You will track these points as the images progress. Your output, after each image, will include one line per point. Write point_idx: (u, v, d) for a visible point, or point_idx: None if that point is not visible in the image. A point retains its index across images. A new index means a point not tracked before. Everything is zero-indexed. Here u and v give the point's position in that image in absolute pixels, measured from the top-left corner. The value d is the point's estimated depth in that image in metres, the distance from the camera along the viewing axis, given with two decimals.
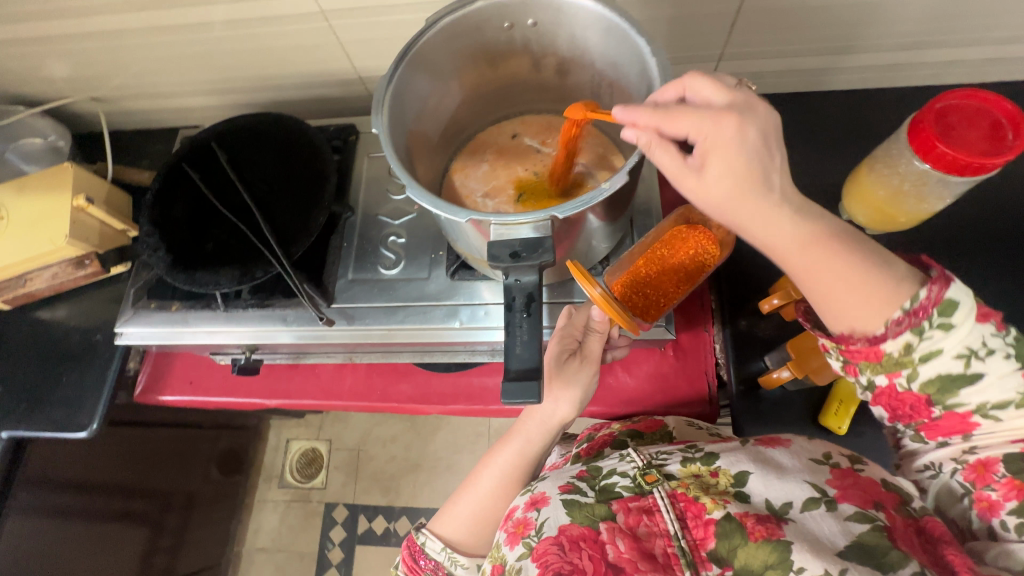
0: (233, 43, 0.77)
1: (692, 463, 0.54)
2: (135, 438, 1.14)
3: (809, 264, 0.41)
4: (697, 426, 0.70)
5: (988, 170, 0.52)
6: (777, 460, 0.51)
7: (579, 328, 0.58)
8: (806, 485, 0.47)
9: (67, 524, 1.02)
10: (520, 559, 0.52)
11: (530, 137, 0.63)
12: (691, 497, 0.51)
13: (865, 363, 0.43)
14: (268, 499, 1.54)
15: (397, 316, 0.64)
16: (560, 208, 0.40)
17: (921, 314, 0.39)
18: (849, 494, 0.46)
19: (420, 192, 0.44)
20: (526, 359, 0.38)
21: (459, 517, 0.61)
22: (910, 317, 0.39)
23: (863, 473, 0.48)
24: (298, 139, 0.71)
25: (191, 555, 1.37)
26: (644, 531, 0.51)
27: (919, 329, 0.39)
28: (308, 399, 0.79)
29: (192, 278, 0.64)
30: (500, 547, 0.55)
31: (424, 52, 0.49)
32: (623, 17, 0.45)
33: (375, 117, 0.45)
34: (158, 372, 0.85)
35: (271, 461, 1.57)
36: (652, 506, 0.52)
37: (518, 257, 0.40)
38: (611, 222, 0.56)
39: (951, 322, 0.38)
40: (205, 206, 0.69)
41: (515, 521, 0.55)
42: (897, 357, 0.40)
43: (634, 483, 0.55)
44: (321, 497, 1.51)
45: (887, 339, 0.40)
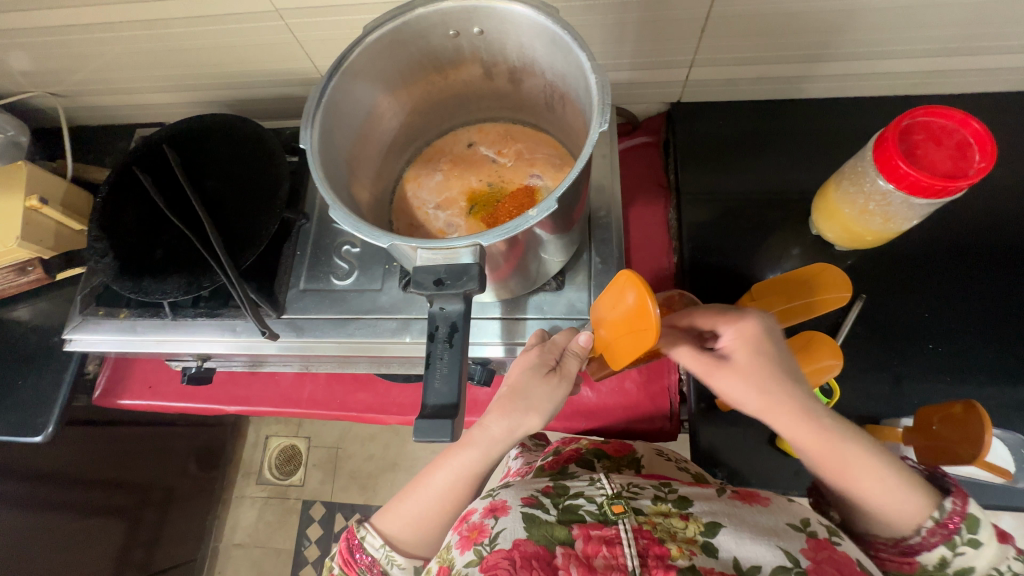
0: (190, 39, 0.75)
1: (663, 503, 0.55)
2: (107, 437, 1.13)
3: (841, 477, 0.46)
4: (665, 457, 0.71)
5: (951, 191, 0.50)
6: (755, 520, 0.51)
7: (557, 348, 0.56)
8: (779, 552, 0.47)
9: (35, 523, 1.01)
10: (468, 566, 0.51)
11: (486, 146, 0.61)
12: (656, 538, 0.50)
13: (897, 569, 0.48)
14: (247, 495, 1.54)
15: (348, 329, 0.63)
16: (486, 235, 0.38)
17: (952, 527, 0.44)
18: (823, 567, 0.46)
19: (348, 212, 0.42)
20: (445, 395, 0.36)
21: (403, 517, 0.59)
22: (941, 531, 0.45)
23: (839, 549, 0.48)
24: (253, 143, 0.69)
25: (168, 551, 1.37)
26: (600, 562, 0.49)
27: (950, 542, 0.45)
28: (267, 407, 0.78)
29: (139, 286, 0.63)
30: (449, 548, 0.55)
31: (362, 62, 0.47)
32: (565, 28, 0.42)
33: (305, 132, 0.43)
34: (118, 375, 0.84)
35: (250, 457, 1.57)
36: (613, 537, 0.51)
37: (441, 284, 0.38)
38: (563, 234, 0.54)
39: (977, 537, 0.44)
40: (157, 211, 0.67)
41: (470, 525, 0.55)
42: (931, 568, 0.46)
43: (600, 511, 0.54)
44: (299, 494, 1.51)
45: (922, 551, 0.46)
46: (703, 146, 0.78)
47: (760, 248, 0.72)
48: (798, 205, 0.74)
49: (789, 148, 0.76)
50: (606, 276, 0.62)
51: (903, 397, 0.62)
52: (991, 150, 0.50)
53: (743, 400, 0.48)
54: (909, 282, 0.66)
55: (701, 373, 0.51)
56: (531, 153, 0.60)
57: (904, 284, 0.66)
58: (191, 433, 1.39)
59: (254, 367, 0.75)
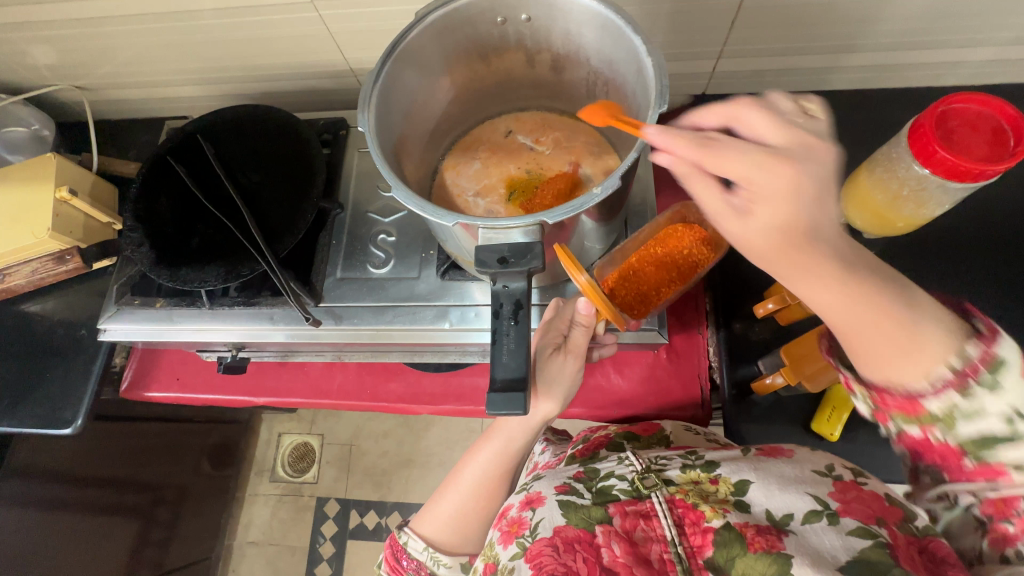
0: (221, 31, 0.75)
1: (691, 470, 0.55)
2: (125, 433, 1.12)
3: (867, 313, 0.36)
4: (694, 430, 0.69)
5: (988, 176, 0.51)
6: (781, 471, 0.51)
7: (564, 321, 0.56)
8: (808, 497, 0.47)
9: (57, 519, 1.01)
10: (513, 559, 0.52)
11: (525, 135, 0.62)
12: (689, 504, 0.51)
13: (900, 415, 0.38)
14: (260, 493, 1.53)
15: (386, 316, 0.63)
16: (552, 213, 0.38)
17: (974, 374, 0.35)
18: (852, 509, 0.46)
19: (407, 193, 0.43)
20: (513, 368, 0.37)
21: (441, 517, 0.61)
22: (958, 379, 0.35)
23: (866, 487, 0.48)
24: (287, 133, 0.69)
25: (183, 548, 1.36)
26: (640, 535, 0.50)
27: (966, 387, 0.35)
28: (296, 398, 0.78)
29: (178, 275, 0.63)
30: (492, 545, 0.55)
31: (413, 48, 0.48)
32: (618, 14, 0.43)
33: (362, 115, 0.44)
34: (144, 368, 0.84)
35: (263, 455, 1.56)
36: (649, 510, 0.52)
37: (506, 263, 0.39)
38: (606, 223, 0.55)
39: (999, 380, 0.34)
40: (192, 201, 0.67)
41: (509, 520, 0.55)
42: (939, 415, 0.36)
43: (632, 487, 0.55)
44: (313, 491, 1.50)
45: (931, 398, 0.36)
46: None
47: None
48: None
49: None
50: None
51: None
52: None
53: (778, 208, 0.36)
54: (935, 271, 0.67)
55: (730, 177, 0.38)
56: (569, 142, 0.60)
57: (933, 269, 0.67)
58: (205, 430, 1.38)
59: (286, 357, 0.75)
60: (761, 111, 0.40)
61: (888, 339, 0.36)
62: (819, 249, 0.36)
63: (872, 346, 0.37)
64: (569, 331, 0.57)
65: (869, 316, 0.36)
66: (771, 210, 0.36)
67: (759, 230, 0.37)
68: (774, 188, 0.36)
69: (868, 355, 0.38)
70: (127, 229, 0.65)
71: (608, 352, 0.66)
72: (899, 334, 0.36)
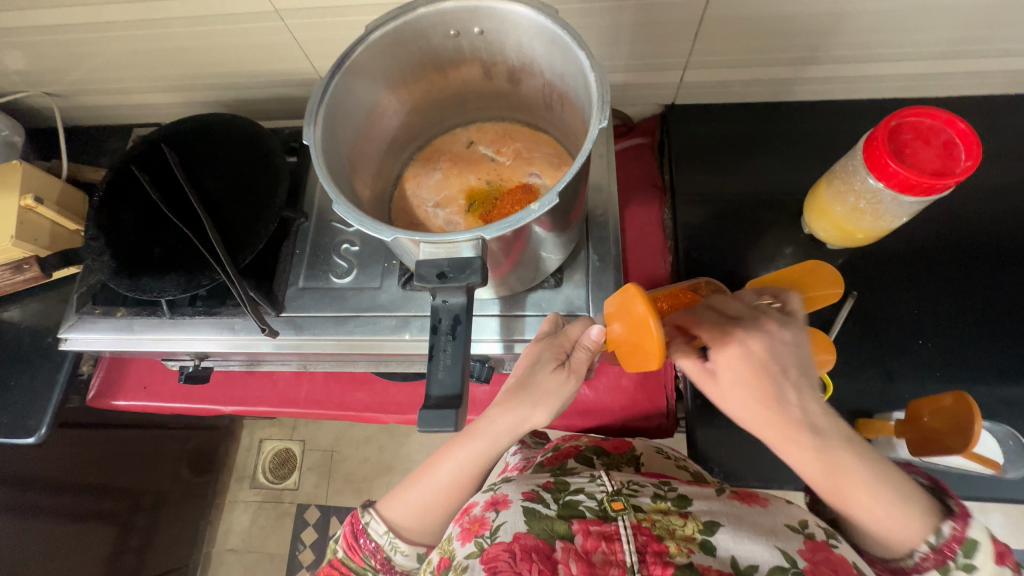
0: (187, 39, 0.75)
1: (662, 501, 0.55)
2: (100, 440, 1.12)
3: (850, 510, 0.45)
4: (664, 453, 0.70)
5: (940, 189, 0.52)
6: (755, 523, 0.51)
7: (569, 340, 0.56)
8: (775, 551, 0.48)
9: (28, 527, 1.00)
10: (468, 557, 0.51)
11: (485, 145, 0.62)
12: (655, 536, 0.51)
13: None
14: (240, 500, 1.52)
15: (347, 326, 0.63)
16: (489, 228, 0.38)
17: (949, 553, 0.42)
18: (819, 569, 0.46)
19: (351, 207, 0.42)
20: (448, 385, 0.37)
21: (408, 506, 0.60)
22: (935, 555, 0.43)
23: (836, 550, 0.48)
24: (252, 142, 0.69)
25: (160, 556, 1.35)
26: (599, 557, 0.49)
27: (944, 567, 0.43)
28: (263, 407, 0.78)
29: (137, 284, 0.62)
30: (450, 541, 0.55)
31: (364, 60, 0.48)
32: (564, 29, 0.43)
33: (308, 128, 0.44)
34: (112, 377, 0.83)
35: (243, 461, 1.56)
36: (613, 533, 0.51)
37: (444, 277, 0.39)
38: (561, 233, 0.55)
39: (972, 563, 0.42)
40: (155, 210, 0.67)
41: (471, 518, 0.55)
42: None
43: (600, 507, 0.55)
44: (293, 498, 1.50)
45: (914, 572, 0.45)
46: (697, 146, 0.79)
47: (754, 247, 0.73)
48: (791, 204, 0.75)
49: (781, 148, 0.77)
50: (602, 274, 0.63)
51: (895, 391, 0.63)
52: (977, 149, 0.51)
53: (766, 431, 0.47)
54: (896, 282, 0.67)
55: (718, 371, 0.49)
56: (529, 152, 0.60)
57: (894, 280, 0.68)
58: (184, 437, 1.38)
59: (251, 366, 0.75)
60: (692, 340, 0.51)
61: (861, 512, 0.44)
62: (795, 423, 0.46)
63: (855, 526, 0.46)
64: (572, 351, 0.56)
65: (840, 479, 0.44)
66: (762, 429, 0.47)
67: (747, 417, 0.48)
68: (747, 413, 0.48)
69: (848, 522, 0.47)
70: (88, 241, 0.65)
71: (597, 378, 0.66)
72: (859, 512, 0.44)
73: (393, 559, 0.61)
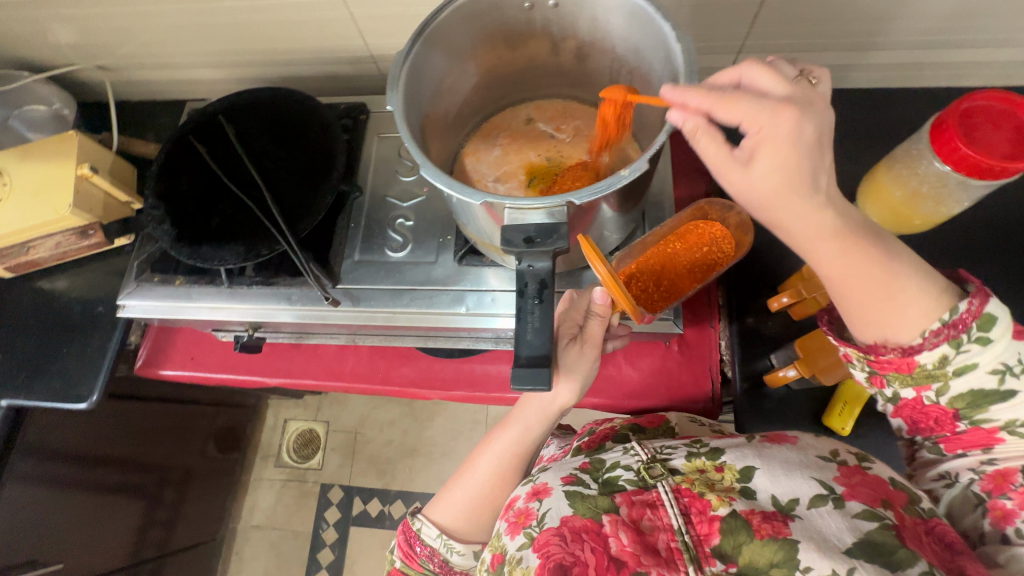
0: (244, 14, 0.76)
1: (697, 458, 0.55)
2: (135, 413, 1.13)
3: (799, 211, 0.40)
4: (700, 422, 0.69)
5: (1008, 173, 0.52)
6: (786, 457, 0.50)
7: (580, 311, 0.57)
8: (814, 482, 0.47)
9: (67, 495, 1.02)
10: (520, 549, 0.52)
11: (545, 122, 0.62)
12: (695, 493, 0.51)
13: (895, 372, 0.44)
14: (265, 478, 1.54)
15: (403, 299, 0.64)
16: (577, 192, 0.39)
17: (961, 327, 0.39)
18: (856, 491, 0.46)
19: (435, 171, 0.43)
20: (537, 346, 0.37)
21: (456, 504, 0.62)
22: (947, 330, 0.40)
23: (870, 472, 0.48)
24: (308, 116, 0.70)
25: (188, 530, 1.37)
26: (647, 524, 0.51)
27: (956, 341, 0.40)
28: (308, 379, 0.79)
29: (198, 252, 0.64)
30: (500, 536, 0.56)
31: (442, 29, 0.48)
32: (649, 0, 0.43)
33: (391, 94, 0.45)
34: (159, 347, 0.84)
35: (268, 440, 1.58)
36: (655, 500, 0.52)
37: (532, 242, 0.39)
38: (626, 212, 0.55)
39: (988, 336, 0.39)
40: (212, 180, 0.68)
41: (516, 511, 0.56)
42: (930, 367, 0.42)
43: (639, 477, 0.55)
44: (317, 478, 1.51)
45: (922, 351, 0.41)
46: None
47: None
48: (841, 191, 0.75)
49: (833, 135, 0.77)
50: None
51: None
52: None
53: (794, 227, 0.42)
54: (949, 271, 0.67)
55: (717, 159, 0.42)
56: (589, 130, 0.61)
57: (948, 269, 0.67)
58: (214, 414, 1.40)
59: (299, 339, 0.76)
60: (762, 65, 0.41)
61: (872, 300, 0.41)
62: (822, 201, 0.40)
63: (870, 294, 0.41)
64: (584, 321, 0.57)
65: (866, 263, 0.41)
66: (767, 152, 0.39)
67: (765, 201, 0.41)
68: (771, 212, 0.41)
69: (860, 304, 0.42)
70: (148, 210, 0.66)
71: (620, 345, 0.65)
72: (879, 302, 0.41)
73: (444, 554, 0.61)
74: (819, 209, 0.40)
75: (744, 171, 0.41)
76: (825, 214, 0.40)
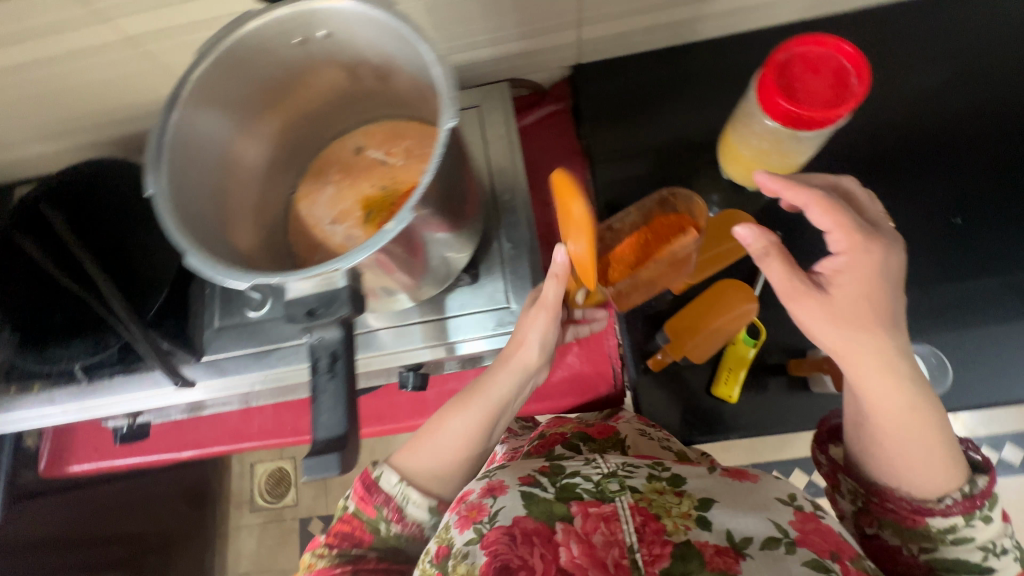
0: (44, 86, 0.69)
1: (657, 480, 0.53)
2: None
3: (868, 340, 0.44)
4: (650, 435, 0.63)
5: (831, 121, 0.50)
6: (751, 498, 0.50)
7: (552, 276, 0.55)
8: (770, 523, 0.47)
9: None
10: (468, 544, 0.48)
11: (374, 149, 0.58)
12: (652, 514, 0.49)
13: (892, 521, 0.47)
14: (243, 525, 1.53)
15: (269, 360, 0.61)
16: (344, 258, 0.37)
17: (979, 503, 0.44)
18: (810, 539, 0.46)
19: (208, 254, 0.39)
20: (330, 428, 0.37)
21: (416, 466, 0.54)
22: (965, 503, 0.44)
23: (824, 520, 0.48)
24: (135, 184, 0.65)
25: None
26: (600, 538, 0.47)
27: (970, 514, 0.44)
28: (218, 446, 0.77)
29: (44, 355, 0.60)
30: (445, 527, 0.51)
31: (204, 88, 0.44)
32: (403, 22, 0.40)
33: (152, 176, 0.41)
34: (61, 444, 0.81)
35: (239, 488, 1.56)
36: (610, 513, 0.49)
37: (313, 316, 0.37)
38: (459, 230, 0.53)
39: (990, 515, 0.44)
40: (47, 275, 0.64)
41: (468, 504, 0.51)
42: (935, 530, 0.45)
43: (595, 489, 0.52)
44: (294, 514, 1.51)
45: (938, 515, 0.44)
46: (609, 106, 0.76)
47: None
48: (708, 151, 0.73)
49: (694, 94, 0.74)
50: (516, 261, 0.61)
51: None
52: (866, 74, 0.50)
53: (856, 357, 0.44)
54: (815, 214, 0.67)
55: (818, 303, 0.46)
56: (421, 148, 0.57)
57: (817, 213, 0.67)
58: (173, 479, 1.37)
59: (195, 411, 0.73)
60: (840, 210, 0.47)
61: (906, 452, 0.44)
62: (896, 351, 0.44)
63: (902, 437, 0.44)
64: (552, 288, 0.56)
65: (916, 415, 0.43)
66: (856, 278, 0.45)
67: (842, 342, 0.45)
68: (835, 341, 0.45)
69: (882, 446, 0.45)
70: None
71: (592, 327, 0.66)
72: (918, 458, 0.44)
73: (403, 531, 0.53)
74: (873, 345, 0.44)
75: (813, 307, 0.46)
76: (881, 353, 0.44)
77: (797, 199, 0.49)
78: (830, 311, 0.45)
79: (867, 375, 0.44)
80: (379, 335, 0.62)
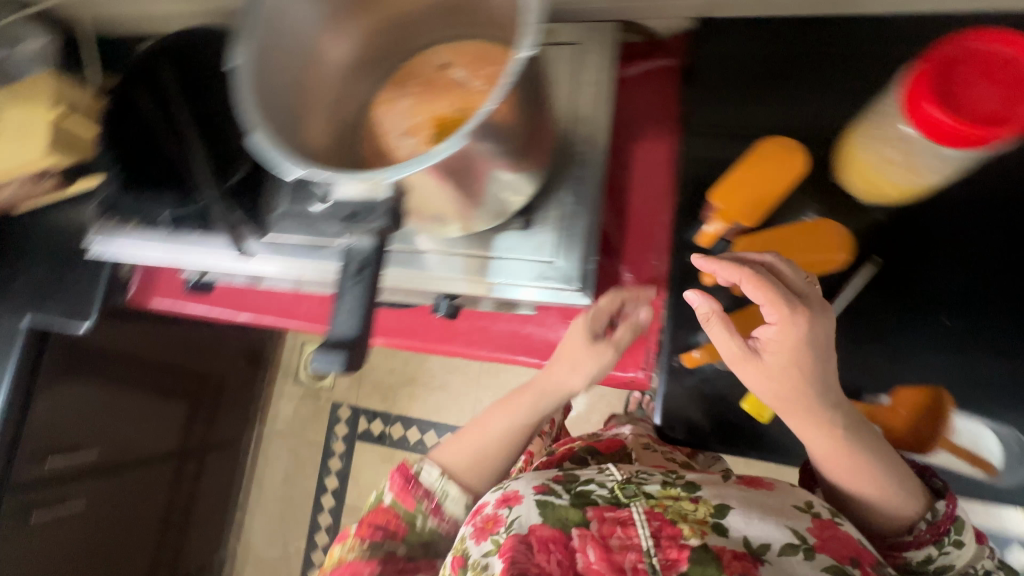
0: None
1: (670, 487, 0.55)
2: (159, 330, 1.27)
3: (793, 394, 0.47)
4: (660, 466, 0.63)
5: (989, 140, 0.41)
6: (771, 511, 0.52)
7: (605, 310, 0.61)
8: (786, 530, 0.50)
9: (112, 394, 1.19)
10: (485, 555, 0.51)
11: (457, 67, 0.56)
12: (668, 520, 0.52)
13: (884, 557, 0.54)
14: (286, 391, 1.72)
15: (319, 254, 0.64)
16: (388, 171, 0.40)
17: (943, 529, 0.50)
18: (829, 545, 0.49)
19: (265, 137, 0.42)
20: (346, 329, 0.44)
21: (464, 454, 0.62)
22: (932, 530, 0.50)
23: (841, 527, 0.51)
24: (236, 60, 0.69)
25: (224, 429, 1.58)
26: (616, 542, 0.51)
27: (939, 542, 0.50)
28: (270, 316, 0.84)
29: (139, 199, 0.68)
30: (463, 540, 0.55)
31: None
32: None
33: (241, 48, 0.44)
34: (151, 276, 0.92)
35: (289, 358, 1.73)
36: (626, 519, 0.52)
37: (354, 217, 0.45)
38: (522, 172, 0.51)
39: (960, 538, 0.50)
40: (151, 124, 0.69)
41: (483, 517, 0.54)
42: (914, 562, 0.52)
43: (611, 495, 0.55)
44: (329, 395, 1.67)
45: (912, 546, 0.51)
46: (727, 74, 0.68)
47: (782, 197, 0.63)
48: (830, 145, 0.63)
49: (826, 78, 0.65)
50: (575, 219, 0.59)
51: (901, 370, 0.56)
52: None
53: (793, 414, 0.49)
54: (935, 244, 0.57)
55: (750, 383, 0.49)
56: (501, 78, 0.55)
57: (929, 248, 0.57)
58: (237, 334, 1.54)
59: (256, 281, 0.79)
60: (763, 284, 0.46)
61: (853, 481, 0.50)
62: (826, 406, 0.48)
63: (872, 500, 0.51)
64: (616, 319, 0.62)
65: (861, 457, 0.49)
66: (777, 352, 0.47)
67: (769, 398, 0.49)
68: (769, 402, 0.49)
69: (844, 485, 0.51)
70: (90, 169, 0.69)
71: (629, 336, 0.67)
72: (867, 486, 0.50)
73: (439, 526, 0.61)
74: (806, 410, 0.48)
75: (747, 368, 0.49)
76: (814, 416, 0.48)
77: (728, 275, 0.47)
78: (755, 377, 0.48)
79: (800, 427, 0.49)
80: (425, 257, 0.62)
